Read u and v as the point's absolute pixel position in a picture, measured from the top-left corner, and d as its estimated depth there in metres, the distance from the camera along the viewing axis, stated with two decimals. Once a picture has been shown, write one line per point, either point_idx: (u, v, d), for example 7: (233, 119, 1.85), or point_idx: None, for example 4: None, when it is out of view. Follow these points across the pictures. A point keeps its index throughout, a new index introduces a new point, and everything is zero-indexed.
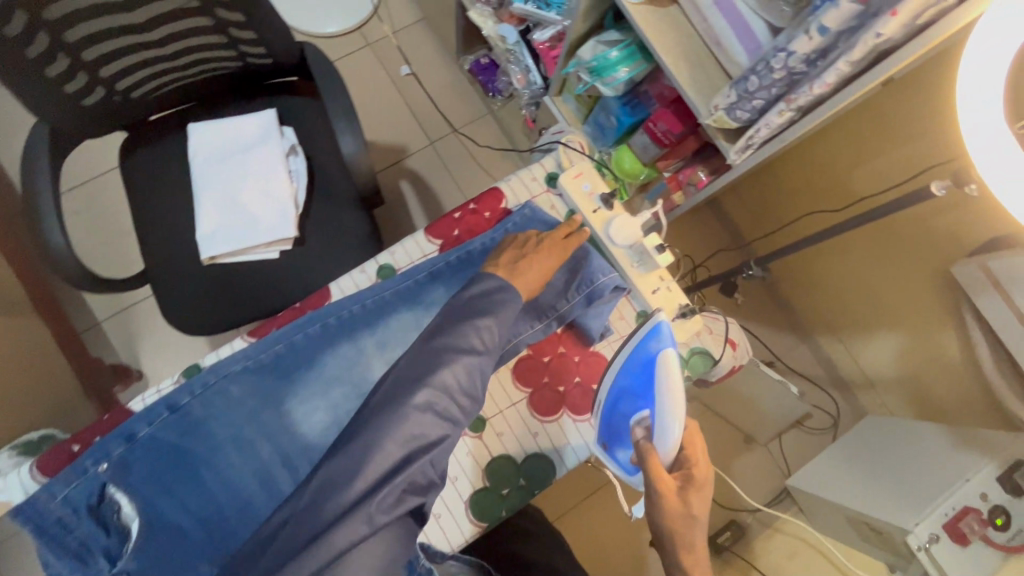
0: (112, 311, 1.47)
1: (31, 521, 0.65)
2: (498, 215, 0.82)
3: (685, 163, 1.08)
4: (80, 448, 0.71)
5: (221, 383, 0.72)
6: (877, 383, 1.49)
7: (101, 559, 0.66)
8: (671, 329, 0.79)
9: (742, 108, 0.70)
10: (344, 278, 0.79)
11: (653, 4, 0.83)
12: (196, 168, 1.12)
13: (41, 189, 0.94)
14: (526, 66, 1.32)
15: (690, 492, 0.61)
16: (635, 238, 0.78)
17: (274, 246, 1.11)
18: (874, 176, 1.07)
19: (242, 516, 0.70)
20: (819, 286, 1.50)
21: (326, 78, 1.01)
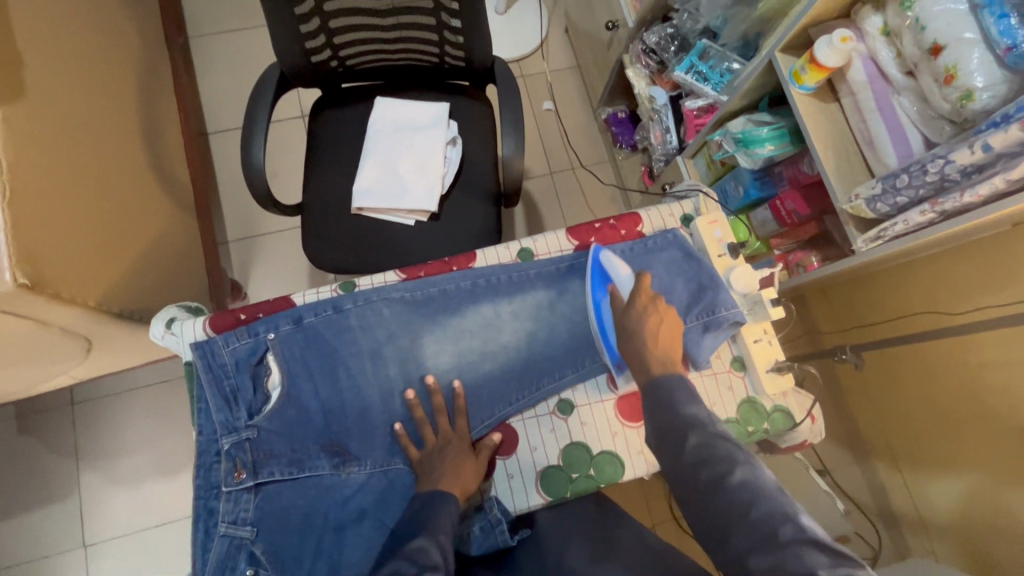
0: (245, 236, 1.66)
1: (204, 358, 0.77)
2: (633, 235, 0.92)
3: (797, 247, 1.15)
4: (246, 318, 0.83)
5: (377, 302, 0.83)
6: (931, 526, 1.36)
7: (244, 410, 0.78)
8: (762, 380, 0.85)
9: (884, 201, 0.78)
10: (492, 248, 0.90)
11: (817, 97, 0.93)
12: (371, 134, 1.29)
13: (259, 115, 1.14)
14: (666, 126, 1.44)
15: (646, 296, 0.76)
16: (752, 289, 0.86)
17: (412, 215, 1.26)
18: (994, 298, 1.07)
19: (356, 418, 0.81)
20: (878, 406, 1.48)
21: (506, 90, 1.17)
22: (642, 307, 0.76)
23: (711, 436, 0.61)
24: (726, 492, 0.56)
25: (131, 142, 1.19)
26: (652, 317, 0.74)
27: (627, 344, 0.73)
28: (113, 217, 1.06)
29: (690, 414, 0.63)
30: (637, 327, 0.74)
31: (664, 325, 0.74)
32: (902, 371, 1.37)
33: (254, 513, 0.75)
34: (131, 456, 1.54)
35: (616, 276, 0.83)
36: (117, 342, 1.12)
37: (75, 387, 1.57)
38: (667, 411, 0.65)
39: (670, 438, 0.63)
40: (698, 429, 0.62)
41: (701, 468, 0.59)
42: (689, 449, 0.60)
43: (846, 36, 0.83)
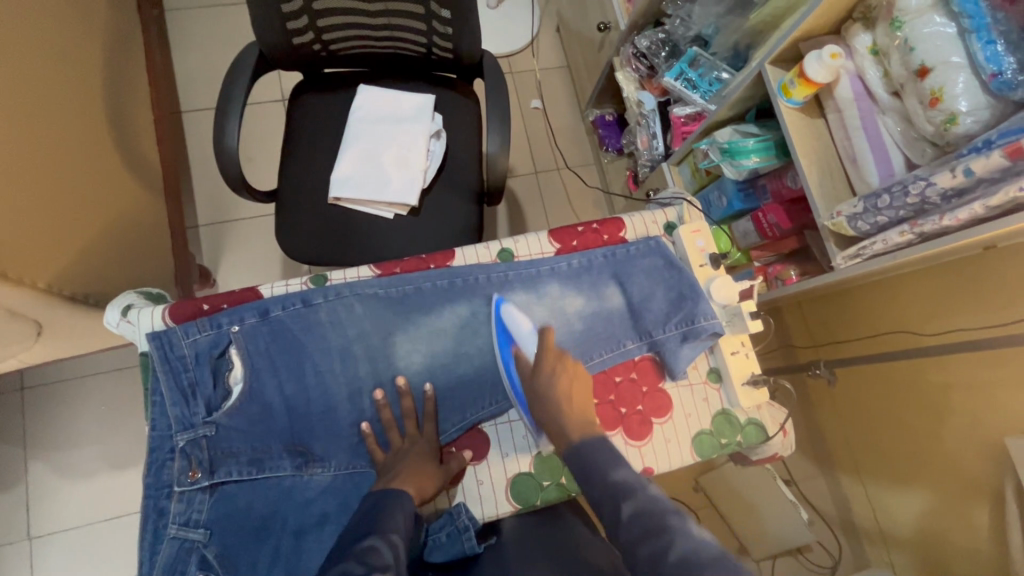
0: (217, 221, 1.60)
1: (161, 349, 0.73)
2: (616, 241, 0.90)
3: (777, 260, 1.15)
4: (209, 308, 0.79)
5: (349, 298, 0.80)
6: (890, 537, 1.40)
7: (202, 406, 0.74)
8: (738, 392, 0.85)
9: (864, 220, 0.79)
10: (471, 247, 0.87)
11: (803, 111, 0.93)
12: (353, 122, 1.25)
13: (235, 96, 1.08)
14: (652, 132, 1.44)
15: (552, 356, 0.72)
16: (731, 300, 0.85)
17: (392, 208, 1.22)
18: (959, 321, 1.06)
19: (322, 417, 0.78)
20: (846, 422, 1.50)
21: (494, 85, 1.15)
22: (553, 366, 0.70)
23: (647, 506, 0.54)
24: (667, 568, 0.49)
25: (95, 115, 1.13)
26: (563, 376, 0.70)
27: (541, 411, 0.68)
28: (70, 193, 1.00)
29: (620, 481, 0.57)
30: (546, 389, 0.69)
31: (576, 382, 0.70)
32: (870, 388, 1.39)
33: (208, 515, 0.72)
34: (84, 447, 1.47)
35: (519, 334, 0.79)
36: (70, 327, 1.06)
37: (26, 372, 1.49)
38: (596, 479, 0.58)
39: (602, 512, 0.56)
40: (632, 498, 0.55)
41: (641, 540, 0.52)
42: (625, 519, 0.54)
43: (836, 52, 0.83)
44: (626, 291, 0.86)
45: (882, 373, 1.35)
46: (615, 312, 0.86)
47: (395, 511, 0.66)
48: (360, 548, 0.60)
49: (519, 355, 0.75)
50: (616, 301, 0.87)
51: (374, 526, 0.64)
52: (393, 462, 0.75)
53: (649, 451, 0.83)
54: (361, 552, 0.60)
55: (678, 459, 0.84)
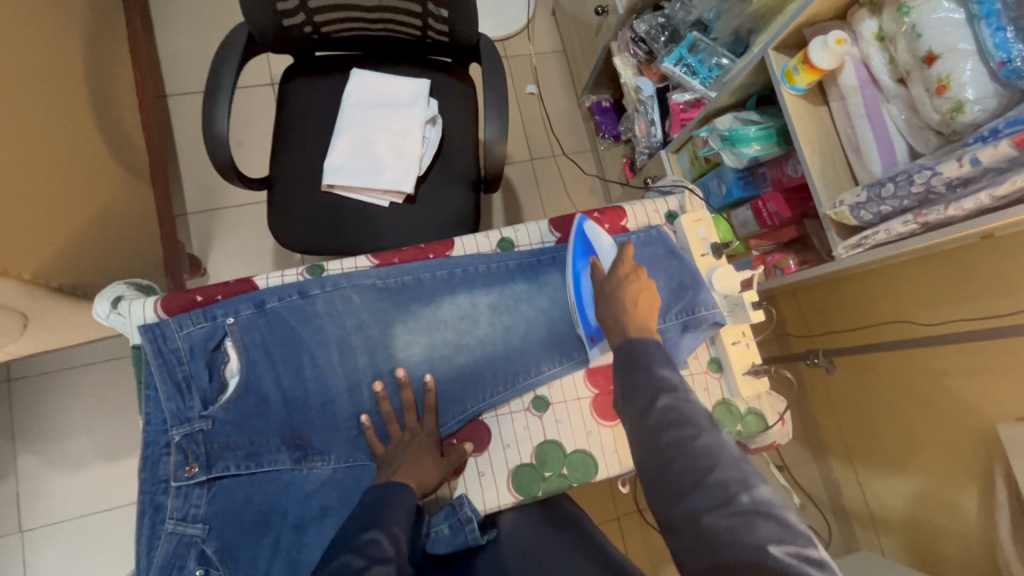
0: (206, 209, 1.57)
1: (154, 342, 0.72)
2: (616, 229, 0.90)
3: (775, 249, 1.15)
4: (202, 299, 0.77)
5: (347, 289, 0.78)
6: (879, 521, 1.43)
7: (197, 399, 0.72)
8: (739, 382, 0.85)
9: (868, 209, 0.78)
10: (471, 237, 0.86)
11: (807, 98, 0.91)
12: (346, 108, 1.22)
13: (223, 80, 1.05)
14: (651, 119, 1.42)
15: (628, 266, 0.75)
16: (733, 290, 0.84)
17: (387, 196, 1.19)
18: (958, 309, 1.06)
19: (320, 410, 0.76)
20: (839, 410, 1.51)
21: (491, 70, 1.12)
22: (625, 276, 0.74)
23: (680, 400, 0.59)
24: (691, 452, 0.54)
25: (77, 99, 1.09)
26: (633, 284, 0.73)
27: (605, 308, 0.71)
28: (53, 181, 0.97)
29: (662, 376, 0.61)
30: (616, 293, 0.72)
31: (645, 292, 0.72)
32: (862, 376, 1.41)
33: (206, 510, 0.71)
34: (75, 439, 1.45)
35: (600, 248, 0.80)
36: (57, 318, 1.03)
37: (11, 363, 1.45)
38: (638, 371, 0.63)
39: (640, 395, 0.60)
40: (670, 393, 0.59)
41: (669, 427, 0.57)
42: (658, 408, 0.58)
43: (841, 38, 0.81)
44: None
45: (878, 360, 1.36)
46: None
47: (395, 505, 0.66)
48: (361, 542, 0.60)
49: (594, 265, 0.77)
50: None
51: (376, 519, 0.64)
52: (394, 455, 0.75)
53: None
54: (363, 547, 0.59)
55: None
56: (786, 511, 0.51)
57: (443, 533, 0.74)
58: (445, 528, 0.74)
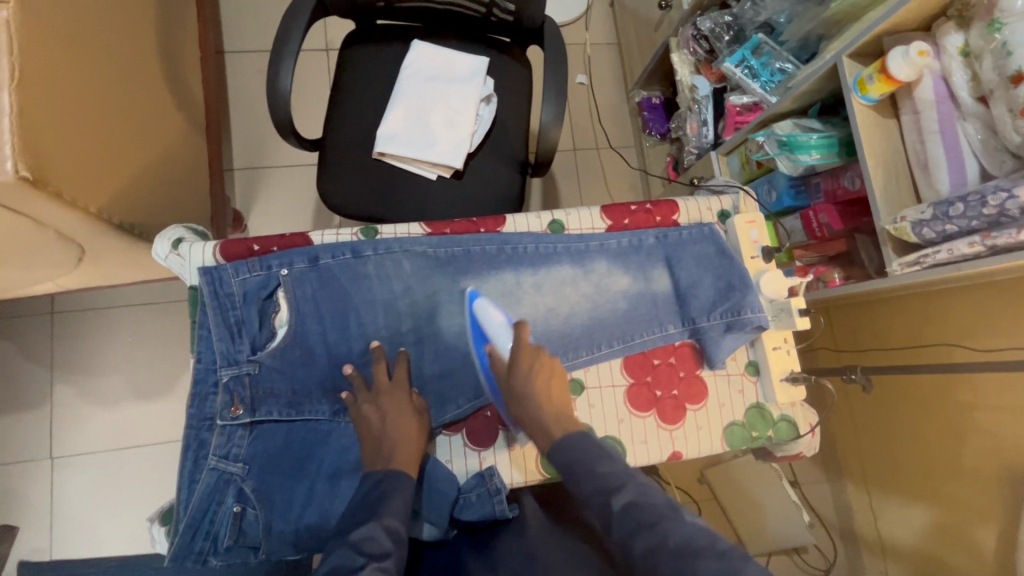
0: (253, 167, 1.60)
1: (212, 285, 0.74)
2: (668, 223, 0.89)
3: (820, 261, 1.12)
4: (258, 249, 0.79)
5: (398, 254, 0.79)
6: (888, 549, 1.41)
7: (246, 343, 0.74)
8: (775, 388, 0.85)
9: (931, 228, 0.77)
10: (522, 215, 0.86)
11: (876, 110, 0.89)
12: (403, 78, 1.22)
13: (291, 39, 1.06)
14: (703, 119, 1.40)
15: (527, 354, 0.71)
16: (779, 295, 0.84)
17: (435, 168, 1.20)
18: (1009, 339, 0.98)
19: (362, 367, 0.79)
20: (859, 432, 1.48)
21: (553, 53, 1.12)
22: (527, 363, 0.71)
23: (636, 496, 0.56)
24: (664, 557, 0.51)
25: (148, 46, 1.11)
26: (539, 373, 0.70)
27: (521, 408, 0.69)
28: (125, 121, 0.99)
29: (606, 473, 0.59)
30: (524, 390, 0.69)
31: (552, 378, 0.71)
32: (887, 401, 1.38)
33: (246, 451, 0.73)
34: (110, 375, 1.50)
35: (493, 328, 0.77)
36: (112, 255, 1.07)
37: (56, 296, 1.51)
38: (633, 531, 0.54)
39: (594, 505, 0.58)
40: (622, 490, 0.57)
41: (634, 534, 0.53)
42: (616, 514, 0.55)
43: (924, 50, 0.79)
44: (673, 275, 0.86)
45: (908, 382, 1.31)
46: (661, 295, 0.86)
47: None
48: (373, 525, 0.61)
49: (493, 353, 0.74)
50: (662, 285, 0.86)
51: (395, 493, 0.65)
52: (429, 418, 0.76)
53: (681, 436, 0.83)
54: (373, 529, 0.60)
55: (707, 447, 0.84)
56: None
57: (474, 501, 0.75)
58: (477, 498, 0.75)
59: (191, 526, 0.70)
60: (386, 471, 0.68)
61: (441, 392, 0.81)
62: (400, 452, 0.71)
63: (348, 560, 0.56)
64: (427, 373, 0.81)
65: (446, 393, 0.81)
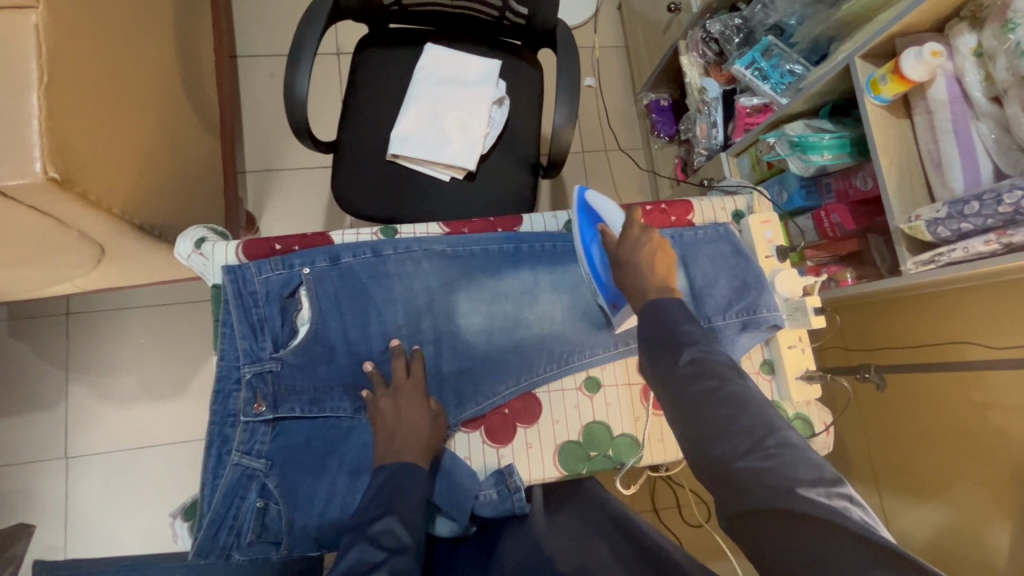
0: (266, 169, 1.62)
1: (236, 283, 0.75)
2: (683, 223, 0.90)
3: (832, 262, 1.13)
4: (280, 248, 0.80)
5: (418, 253, 0.81)
6: (900, 550, 1.41)
7: (269, 340, 0.75)
8: (791, 386, 0.85)
9: (946, 226, 0.77)
10: (539, 216, 0.87)
11: (889, 110, 0.90)
12: (416, 81, 1.24)
13: (308, 42, 1.08)
14: (713, 120, 1.41)
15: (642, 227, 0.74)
16: (795, 294, 0.84)
17: (449, 170, 1.21)
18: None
19: (381, 365, 0.80)
20: (869, 433, 1.48)
21: (566, 55, 1.13)
22: (639, 237, 0.74)
23: (706, 353, 0.60)
24: (717, 399, 0.55)
25: (167, 50, 1.13)
26: (647, 245, 0.73)
27: (627, 275, 0.72)
28: (146, 122, 1.00)
29: (685, 330, 0.62)
30: (633, 260, 0.72)
31: (661, 251, 0.73)
32: (897, 400, 1.38)
33: (269, 447, 0.74)
34: (124, 375, 1.51)
35: (605, 213, 0.80)
36: (132, 255, 1.08)
37: (72, 297, 1.53)
38: (695, 379, 0.58)
39: (664, 351, 0.61)
40: (695, 345, 0.60)
41: (694, 380, 0.57)
42: (682, 364, 0.59)
43: (937, 50, 0.80)
44: (689, 273, 0.86)
45: (922, 382, 1.31)
46: (677, 293, 0.86)
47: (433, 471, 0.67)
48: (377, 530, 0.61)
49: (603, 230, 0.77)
50: (679, 282, 0.87)
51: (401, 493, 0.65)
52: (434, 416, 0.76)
53: None
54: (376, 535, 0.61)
55: None
56: (814, 453, 0.51)
57: (491, 500, 0.76)
58: (495, 497, 0.76)
59: (215, 521, 0.71)
60: (400, 464, 0.69)
61: (459, 390, 0.81)
62: (418, 447, 0.71)
63: (368, 554, 0.59)
64: (444, 371, 0.81)
65: (463, 391, 0.81)
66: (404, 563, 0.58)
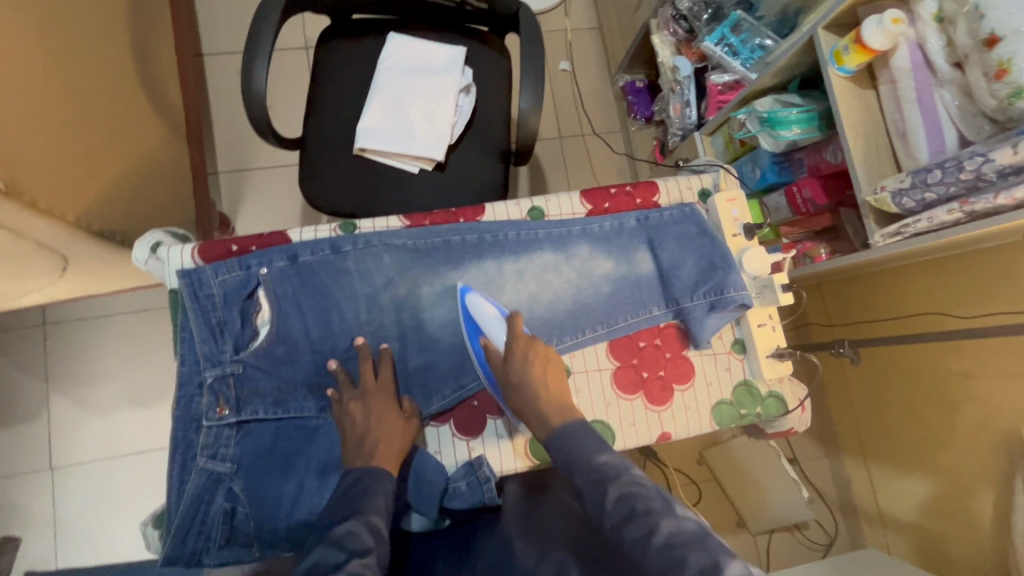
0: (238, 170, 1.60)
1: (191, 287, 0.73)
2: (648, 205, 0.88)
3: (806, 238, 1.13)
4: (237, 249, 0.79)
5: (378, 248, 0.79)
6: (888, 520, 1.44)
7: (229, 343, 0.74)
8: (762, 365, 0.84)
9: (910, 197, 0.76)
10: (502, 203, 0.86)
11: (854, 81, 0.89)
12: (380, 71, 1.21)
13: (264, 36, 1.05)
14: (686, 100, 1.39)
15: (523, 342, 0.72)
16: (763, 272, 0.84)
17: (418, 162, 1.19)
18: (1003, 304, 0.97)
19: (347, 362, 0.79)
20: (854, 404, 1.49)
21: (530, 37, 1.10)
22: (523, 352, 0.72)
23: (630, 487, 0.58)
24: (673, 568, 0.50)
25: (121, 51, 1.10)
26: (535, 361, 0.71)
27: (517, 397, 0.70)
28: (101, 129, 0.98)
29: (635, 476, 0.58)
30: (523, 378, 0.70)
31: (549, 366, 0.72)
32: (879, 373, 1.39)
33: (236, 449, 0.73)
34: (106, 383, 1.50)
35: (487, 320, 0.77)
36: (97, 264, 1.06)
37: (48, 307, 1.51)
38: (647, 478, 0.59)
39: (589, 493, 0.59)
40: (617, 481, 0.59)
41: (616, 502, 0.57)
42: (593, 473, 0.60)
43: (899, 17, 0.78)
44: (656, 256, 0.85)
45: (904, 353, 1.30)
46: (645, 277, 0.85)
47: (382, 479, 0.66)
48: (337, 535, 0.59)
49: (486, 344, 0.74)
50: (646, 266, 0.86)
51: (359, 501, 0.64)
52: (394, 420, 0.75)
53: (669, 417, 0.83)
54: (337, 540, 0.58)
55: (696, 428, 0.84)
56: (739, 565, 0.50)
57: (461, 494, 0.75)
58: (465, 493, 0.75)
59: (182, 526, 0.71)
60: (365, 468, 0.68)
61: (426, 383, 0.81)
62: (387, 450, 0.70)
63: (328, 557, 0.56)
64: (411, 365, 0.81)
65: (431, 384, 0.81)
66: (366, 565, 0.55)
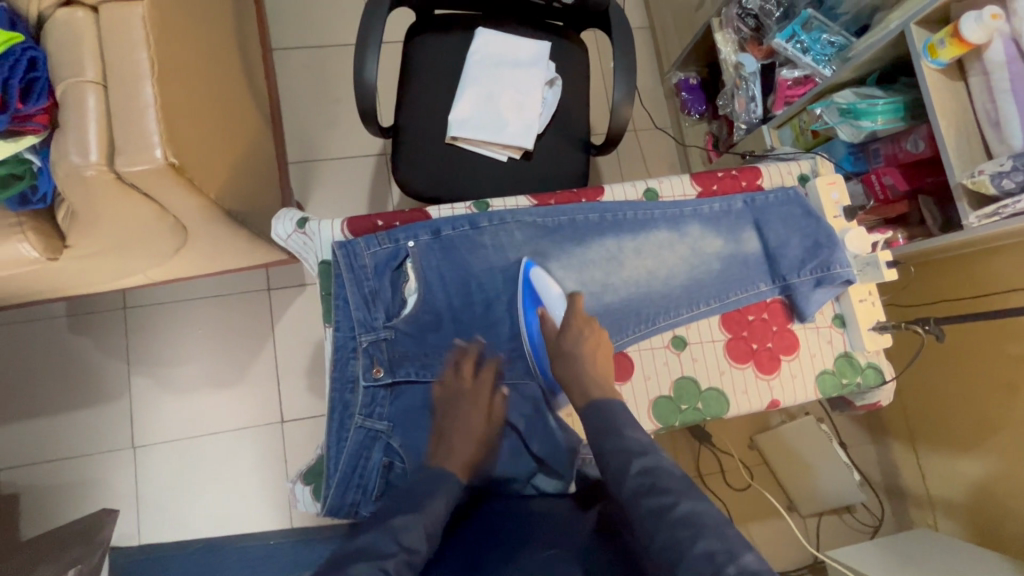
0: (309, 160, 1.66)
1: (347, 257, 0.79)
2: (753, 188, 0.94)
3: (878, 224, 1.17)
4: (382, 225, 0.84)
5: (511, 224, 0.85)
6: (937, 502, 1.50)
7: (382, 312, 0.80)
8: (863, 338, 0.91)
9: (1011, 178, 0.83)
10: (619, 184, 0.91)
11: (945, 75, 0.95)
12: (469, 64, 1.26)
13: (373, 28, 1.10)
14: (751, 95, 1.45)
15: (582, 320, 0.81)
16: (864, 250, 0.90)
17: (507, 150, 1.25)
18: None
19: (484, 330, 0.85)
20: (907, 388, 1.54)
21: (621, 32, 1.16)
22: (580, 328, 0.81)
23: (655, 463, 0.62)
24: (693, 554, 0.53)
25: (230, 42, 1.15)
26: (588, 337, 0.80)
27: (571, 367, 0.77)
28: (224, 113, 1.03)
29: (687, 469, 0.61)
30: (575, 351, 0.78)
31: (600, 344, 0.80)
32: (933, 358, 1.44)
33: (390, 408, 0.79)
34: (183, 365, 1.55)
35: (546, 296, 0.84)
36: (208, 244, 1.12)
37: (128, 291, 1.56)
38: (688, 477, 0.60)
39: (614, 461, 0.63)
40: (640, 456, 0.63)
41: (647, 494, 0.59)
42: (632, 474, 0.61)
43: (997, 14, 0.84)
44: (763, 236, 0.91)
45: (963, 338, 1.35)
46: (752, 256, 0.91)
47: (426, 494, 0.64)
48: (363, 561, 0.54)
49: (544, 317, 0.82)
50: (753, 245, 0.91)
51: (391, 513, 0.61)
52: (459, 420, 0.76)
53: (778, 384, 0.90)
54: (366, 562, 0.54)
55: (801, 395, 0.91)
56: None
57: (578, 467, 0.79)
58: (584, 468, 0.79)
59: (343, 480, 0.77)
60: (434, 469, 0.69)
61: None
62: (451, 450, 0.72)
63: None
64: None
65: None
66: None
